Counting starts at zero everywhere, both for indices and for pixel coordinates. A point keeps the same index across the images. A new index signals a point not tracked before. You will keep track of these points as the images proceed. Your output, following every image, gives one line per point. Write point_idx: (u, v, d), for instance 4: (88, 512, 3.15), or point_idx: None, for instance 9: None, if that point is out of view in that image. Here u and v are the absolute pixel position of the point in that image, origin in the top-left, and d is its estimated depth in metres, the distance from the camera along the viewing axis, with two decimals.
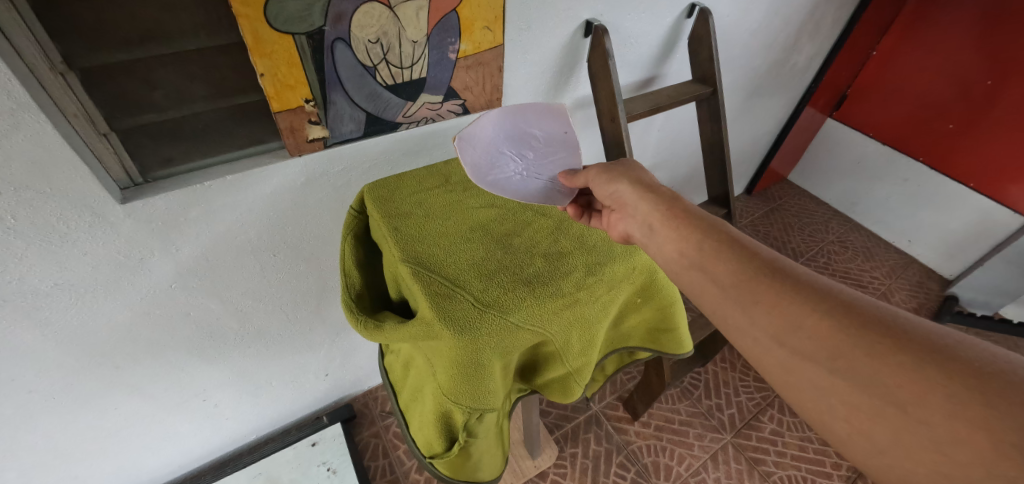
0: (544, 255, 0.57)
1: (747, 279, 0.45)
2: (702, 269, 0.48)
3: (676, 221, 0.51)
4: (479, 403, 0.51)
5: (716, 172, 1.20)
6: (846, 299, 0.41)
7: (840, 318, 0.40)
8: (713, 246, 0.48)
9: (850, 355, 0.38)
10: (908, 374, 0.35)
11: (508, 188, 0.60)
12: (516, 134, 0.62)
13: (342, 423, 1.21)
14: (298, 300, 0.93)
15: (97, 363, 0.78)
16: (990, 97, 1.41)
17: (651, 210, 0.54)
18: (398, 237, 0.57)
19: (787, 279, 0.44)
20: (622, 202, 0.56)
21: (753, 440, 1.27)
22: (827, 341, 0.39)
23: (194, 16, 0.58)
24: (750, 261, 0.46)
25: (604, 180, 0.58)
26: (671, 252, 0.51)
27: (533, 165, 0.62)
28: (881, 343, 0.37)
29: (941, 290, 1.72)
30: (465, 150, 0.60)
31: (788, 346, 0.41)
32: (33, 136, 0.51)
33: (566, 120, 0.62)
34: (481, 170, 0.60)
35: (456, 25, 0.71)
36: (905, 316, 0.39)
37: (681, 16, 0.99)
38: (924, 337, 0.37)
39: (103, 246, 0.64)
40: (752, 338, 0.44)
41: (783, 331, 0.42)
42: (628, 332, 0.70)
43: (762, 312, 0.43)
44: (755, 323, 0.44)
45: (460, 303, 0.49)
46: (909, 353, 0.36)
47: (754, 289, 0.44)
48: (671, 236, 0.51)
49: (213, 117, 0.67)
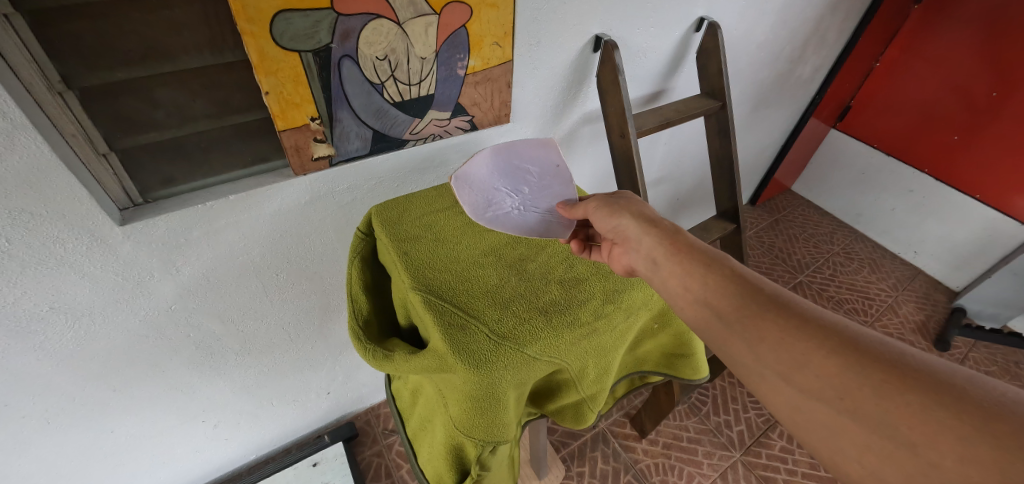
0: (559, 281, 0.55)
1: (751, 314, 0.43)
2: (708, 304, 0.46)
3: (680, 256, 0.49)
4: (493, 436, 0.48)
5: (725, 185, 1.18)
6: (854, 335, 0.39)
7: (846, 356, 0.37)
8: (718, 282, 0.46)
9: (859, 395, 0.36)
10: (918, 414, 0.33)
11: (509, 223, 0.58)
12: (510, 170, 0.61)
13: (343, 442, 1.18)
14: (301, 318, 0.91)
15: (92, 386, 0.75)
16: (994, 109, 1.41)
17: (654, 244, 0.51)
18: (408, 263, 0.54)
19: (793, 314, 0.42)
20: (625, 236, 0.54)
21: (764, 458, 1.24)
22: (835, 380, 0.37)
23: (198, 34, 0.56)
24: (754, 296, 0.44)
25: (604, 214, 0.56)
26: (676, 287, 0.49)
27: (530, 199, 0.61)
28: (888, 381, 0.35)
29: (947, 302, 1.70)
30: (460, 190, 0.59)
31: (795, 384, 0.39)
32: (29, 158, 0.49)
33: (558, 152, 0.61)
34: (478, 209, 0.58)
35: (465, 41, 0.69)
36: (913, 352, 0.37)
37: (690, 30, 0.98)
38: (933, 376, 0.35)
39: (101, 269, 0.62)
40: (759, 376, 0.42)
41: (789, 368, 0.39)
42: (643, 356, 0.68)
43: (766, 350, 0.41)
44: (761, 360, 0.41)
45: (474, 335, 0.47)
46: (918, 392, 0.34)
47: (759, 326, 0.42)
48: (676, 270, 0.49)
49: (215, 135, 0.65)
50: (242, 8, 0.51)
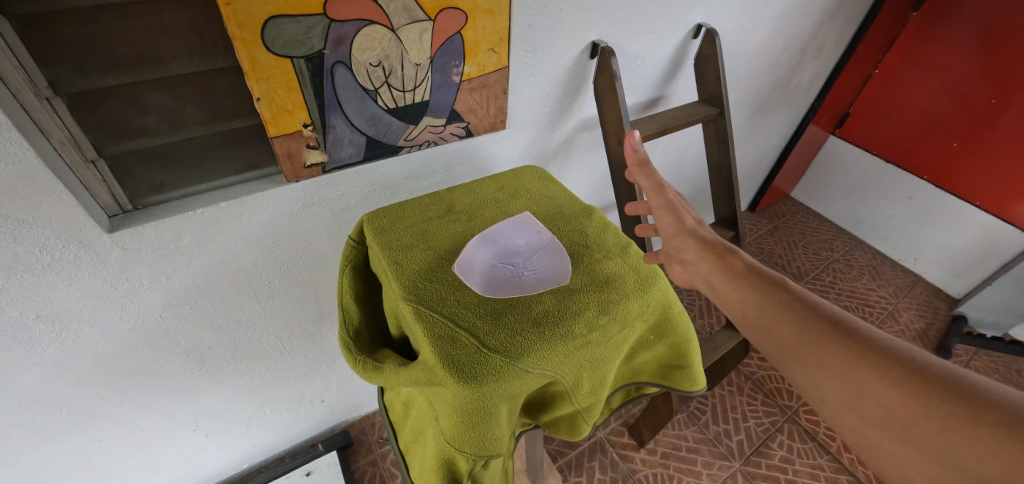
0: (553, 290, 0.54)
1: (812, 344, 0.48)
2: (769, 330, 0.52)
3: (738, 282, 0.57)
4: (484, 450, 0.47)
5: (722, 193, 1.17)
6: (915, 365, 0.43)
7: (909, 386, 0.42)
8: (778, 310, 0.52)
9: (922, 424, 0.40)
10: (978, 444, 0.37)
11: (515, 288, 0.54)
12: (499, 249, 0.59)
13: (337, 451, 1.17)
14: (294, 326, 0.90)
15: (79, 394, 0.74)
16: (993, 116, 1.41)
17: (712, 271, 0.60)
18: (400, 272, 0.53)
19: (854, 341, 0.46)
20: (684, 257, 0.63)
21: (763, 468, 1.22)
22: (899, 408, 0.42)
23: (189, 39, 0.55)
24: (815, 324, 0.49)
25: (671, 221, 0.64)
26: (740, 313, 0.56)
27: (526, 266, 0.57)
28: (954, 414, 0.39)
29: (948, 310, 1.68)
30: (465, 272, 0.55)
31: (858, 409, 0.44)
32: (14, 164, 0.48)
33: (533, 222, 0.62)
34: (485, 282, 0.54)
35: (460, 47, 0.69)
36: (978, 382, 0.41)
37: (687, 37, 0.97)
38: (997, 408, 0.38)
39: (87, 276, 0.61)
40: (823, 400, 0.47)
41: (852, 395, 0.45)
42: (640, 367, 0.67)
43: (827, 376, 0.46)
44: (821, 386, 0.47)
45: (464, 347, 0.46)
46: (989, 426, 0.38)
47: (821, 352, 0.47)
48: (739, 298, 0.57)
49: (206, 142, 0.64)
50: (233, 14, 0.51)
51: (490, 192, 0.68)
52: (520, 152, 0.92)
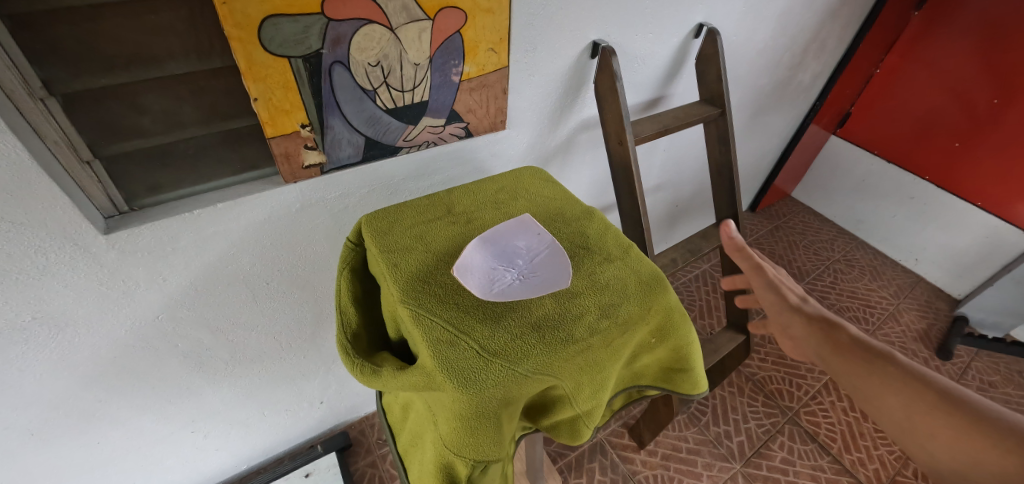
0: (553, 293, 0.53)
1: (885, 384, 0.50)
2: (842, 371, 0.55)
3: (811, 326, 0.60)
4: (483, 456, 0.46)
5: (722, 193, 1.16)
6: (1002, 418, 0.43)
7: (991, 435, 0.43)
8: (846, 353, 0.55)
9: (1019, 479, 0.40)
10: None
11: (517, 291, 0.53)
12: (500, 250, 0.58)
13: (336, 453, 1.17)
14: (292, 327, 0.89)
15: (76, 397, 0.73)
16: (995, 116, 1.40)
17: (785, 317, 0.64)
18: (398, 275, 0.53)
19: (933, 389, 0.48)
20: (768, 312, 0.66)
21: (764, 469, 1.22)
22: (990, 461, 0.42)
23: (185, 39, 0.54)
24: (889, 369, 0.51)
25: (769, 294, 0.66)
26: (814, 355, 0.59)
27: (528, 268, 0.56)
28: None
29: (950, 310, 1.67)
30: (466, 276, 0.53)
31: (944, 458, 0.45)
32: (7, 165, 0.48)
33: (534, 226, 0.62)
34: (484, 286, 0.53)
35: (460, 47, 0.68)
36: None
37: (689, 36, 0.97)
38: None
39: (83, 278, 0.61)
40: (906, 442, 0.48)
41: (936, 443, 0.46)
42: (640, 370, 0.66)
43: (903, 416, 0.48)
44: (903, 426, 0.48)
45: (463, 352, 0.46)
46: None
47: (898, 395, 0.49)
48: (813, 340, 0.60)
49: (203, 142, 0.64)
50: (229, 13, 0.50)
51: (489, 194, 0.67)
52: (520, 153, 0.92)
